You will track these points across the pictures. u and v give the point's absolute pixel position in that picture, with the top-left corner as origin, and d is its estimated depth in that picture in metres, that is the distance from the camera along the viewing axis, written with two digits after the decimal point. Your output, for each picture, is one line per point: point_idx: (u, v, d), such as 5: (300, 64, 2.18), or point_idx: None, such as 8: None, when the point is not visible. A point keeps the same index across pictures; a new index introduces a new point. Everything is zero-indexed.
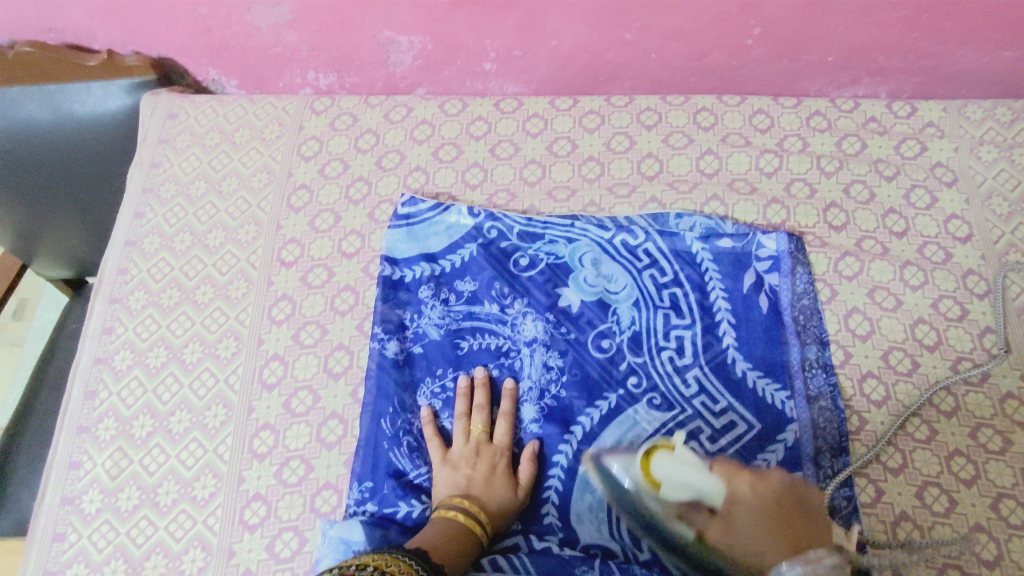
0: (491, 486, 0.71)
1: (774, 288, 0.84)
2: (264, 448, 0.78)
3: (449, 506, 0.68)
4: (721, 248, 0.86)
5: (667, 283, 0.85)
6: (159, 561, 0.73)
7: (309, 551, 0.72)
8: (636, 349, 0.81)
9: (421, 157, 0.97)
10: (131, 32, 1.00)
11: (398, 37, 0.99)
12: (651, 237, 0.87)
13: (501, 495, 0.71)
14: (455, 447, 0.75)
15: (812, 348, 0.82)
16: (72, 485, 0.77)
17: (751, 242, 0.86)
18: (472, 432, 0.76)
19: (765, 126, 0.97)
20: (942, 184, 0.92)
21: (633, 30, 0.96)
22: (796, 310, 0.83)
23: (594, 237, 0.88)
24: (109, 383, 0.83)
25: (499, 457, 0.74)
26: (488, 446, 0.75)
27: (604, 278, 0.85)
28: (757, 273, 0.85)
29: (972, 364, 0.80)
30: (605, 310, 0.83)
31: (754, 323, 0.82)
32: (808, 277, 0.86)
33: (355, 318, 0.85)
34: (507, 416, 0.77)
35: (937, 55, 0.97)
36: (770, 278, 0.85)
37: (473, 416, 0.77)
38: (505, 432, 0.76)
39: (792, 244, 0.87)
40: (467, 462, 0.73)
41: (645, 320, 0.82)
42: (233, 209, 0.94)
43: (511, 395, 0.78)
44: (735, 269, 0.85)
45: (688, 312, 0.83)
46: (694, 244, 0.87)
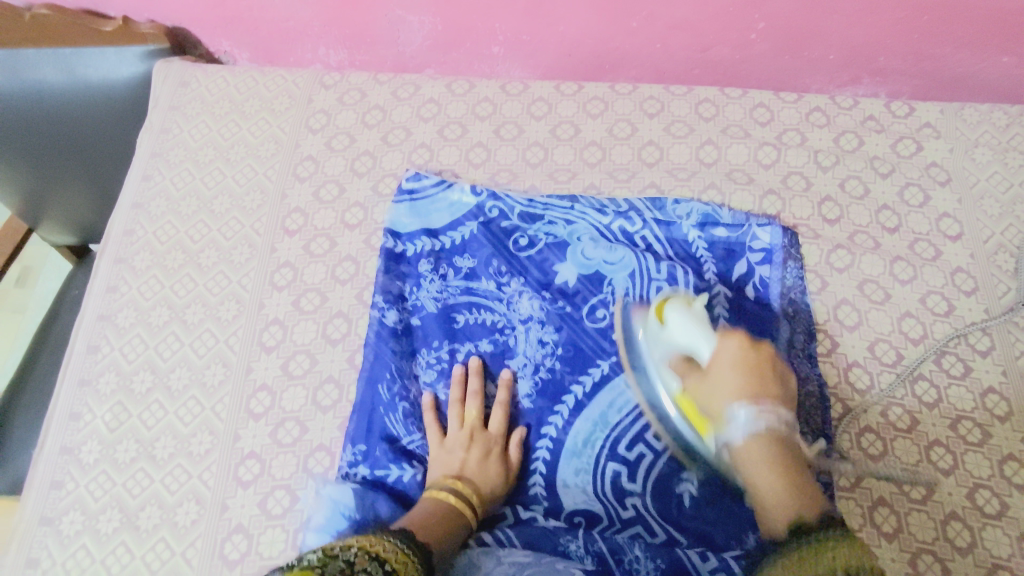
0: (483, 472, 0.72)
1: (767, 279, 0.86)
2: (261, 408, 0.80)
3: (439, 488, 0.69)
4: (716, 237, 0.88)
5: (665, 256, 0.85)
6: (153, 512, 0.75)
7: (301, 509, 0.74)
8: (630, 320, 0.81)
9: (427, 134, 0.99)
10: (147, 1, 1.02)
11: (409, 16, 1.01)
12: (649, 225, 0.89)
13: (492, 479, 0.72)
14: (451, 432, 0.75)
15: (801, 336, 0.83)
16: (72, 435, 0.79)
17: (746, 233, 0.88)
18: (466, 418, 0.76)
19: (766, 119, 0.99)
20: (936, 183, 0.94)
21: (640, 19, 0.98)
22: (787, 301, 0.85)
23: (593, 220, 0.89)
24: (111, 338, 0.85)
25: (494, 444, 0.74)
26: (483, 432, 0.75)
27: (601, 254, 0.86)
28: (749, 264, 0.87)
29: (955, 357, 0.82)
30: (601, 283, 0.84)
31: (747, 309, 0.83)
32: (798, 271, 0.87)
33: (355, 287, 0.87)
34: (504, 404, 0.78)
35: (937, 57, 0.98)
36: (763, 269, 0.86)
37: (468, 403, 0.77)
38: (501, 421, 0.76)
39: (786, 239, 0.88)
40: (461, 446, 0.74)
41: (640, 290, 0.83)
42: (240, 176, 0.95)
43: (506, 384, 0.79)
44: (728, 258, 0.87)
45: (685, 284, 0.82)
46: (690, 233, 0.89)
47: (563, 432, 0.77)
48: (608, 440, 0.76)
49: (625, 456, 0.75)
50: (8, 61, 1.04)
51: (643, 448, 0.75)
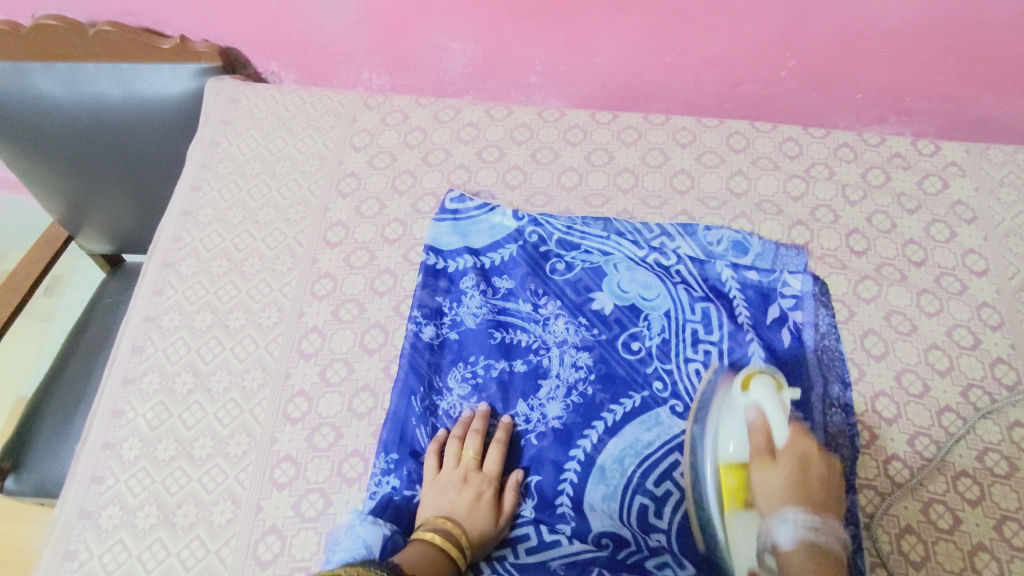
0: (474, 514, 0.72)
1: (801, 323, 0.87)
2: (298, 413, 0.82)
3: (430, 528, 0.69)
4: (749, 280, 0.90)
5: (699, 297, 0.87)
6: (190, 510, 0.76)
7: (333, 513, 0.75)
8: (665, 356, 0.84)
9: (466, 156, 1.02)
10: (204, 22, 1.07)
11: (452, 44, 1.05)
12: (684, 261, 0.91)
13: (483, 523, 0.72)
14: (446, 469, 0.76)
15: (835, 386, 0.83)
16: (115, 431, 0.82)
17: (777, 279, 0.90)
18: (462, 457, 0.76)
19: (794, 152, 1.01)
20: (961, 220, 0.96)
21: (675, 53, 1.02)
22: (821, 350, 0.85)
23: (628, 252, 0.92)
24: (155, 339, 0.88)
25: (485, 488, 0.75)
26: (477, 474, 0.75)
27: (637, 287, 0.89)
28: (781, 309, 0.88)
29: (982, 391, 0.83)
30: (637, 315, 0.87)
31: (777, 356, 0.85)
32: (829, 319, 0.88)
33: (393, 300, 0.89)
34: (501, 444, 0.78)
35: (962, 98, 1.02)
36: (795, 315, 0.88)
37: (466, 442, 0.78)
38: (496, 460, 0.77)
39: (817, 288, 0.90)
40: (454, 487, 0.74)
41: (674, 330, 0.85)
42: (284, 189, 0.99)
43: (506, 426, 0.79)
44: (761, 300, 0.89)
45: (718, 329, 0.85)
46: (724, 272, 0.91)
47: (594, 451, 0.78)
48: (639, 463, 0.77)
49: (652, 487, 0.76)
50: (69, 74, 1.09)
51: (671, 486, 0.76)
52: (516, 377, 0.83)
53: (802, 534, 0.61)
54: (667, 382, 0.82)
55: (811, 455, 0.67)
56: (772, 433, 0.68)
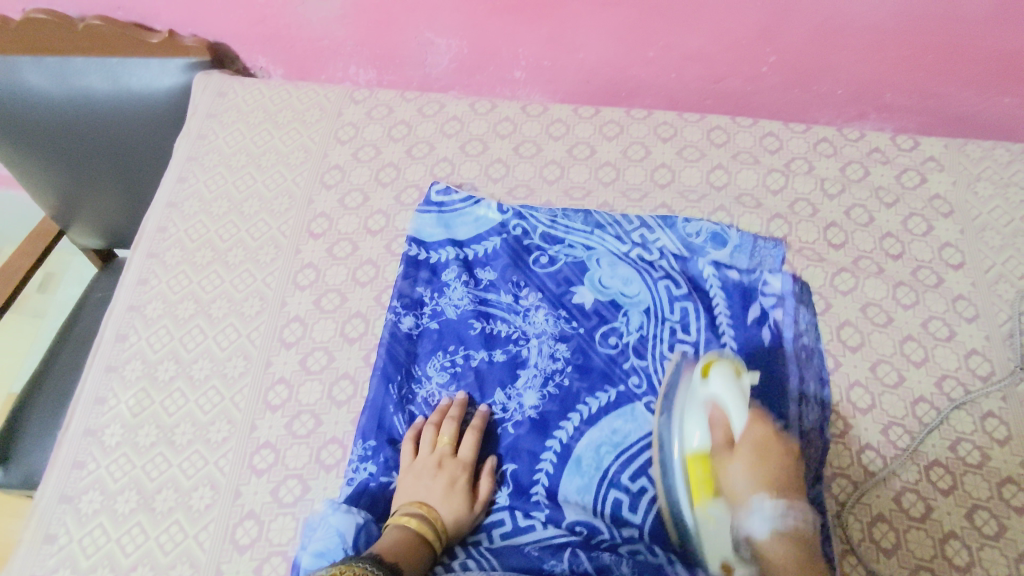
0: (449, 500, 0.73)
1: (782, 321, 0.87)
2: (278, 400, 0.82)
3: (406, 513, 0.70)
4: (730, 278, 0.90)
5: (680, 295, 0.88)
6: (169, 495, 0.77)
7: (311, 499, 0.76)
8: (641, 354, 0.84)
9: (449, 150, 1.03)
10: (192, 17, 1.08)
11: (438, 39, 1.06)
12: (666, 258, 0.92)
13: (458, 509, 0.73)
14: (421, 454, 0.77)
15: (812, 387, 0.83)
16: (96, 418, 0.82)
17: (758, 279, 0.90)
18: (438, 444, 0.77)
19: (774, 147, 1.02)
20: (939, 214, 0.97)
21: (657, 49, 1.03)
22: (799, 348, 0.85)
23: (611, 247, 0.93)
24: (139, 328, 0.89)
25: (460, 474, 0.75)
26: (452, 460, 0.76)
27: (619, 283, 0.89)
28: (761, 307, 0.88)
29: (956, 382, 0.84)
30: (617, 310, 0.87)
31: (754, 353, 0.84)
32: (809, 319, 0.88)
33: (375, 290, 0.90)
34: (476, 431, 0.78)
35: (940, 95, 1.03)
36: (775, 313, 0.87)
37: (442, 428, 0.78)
38: (470, 447, 0.77)
39: (797, 287, 0.90)
40: (429, 473, 0.75)
41: (653, 329, 0.86)
42: (270, 181, 1.00)
43: (482, 414, 0.80)
44: (742, 300, 0.88)
45: (696, 329, 0.85)
46: (706, 269, 0.91)
47: (571, 441, 0.79)
48: (615, 454, 0.78)
49: (627, 478, 0.77)
50: (58, 68, 1.10)
51: (645, 476, 0.77)
52: (495, 367, 0.84)
53: (774, 526, 0.66)
54: (643, 381, 0.82)
55: (766, 437, 0.72)
56: (732, 422, 0.72)
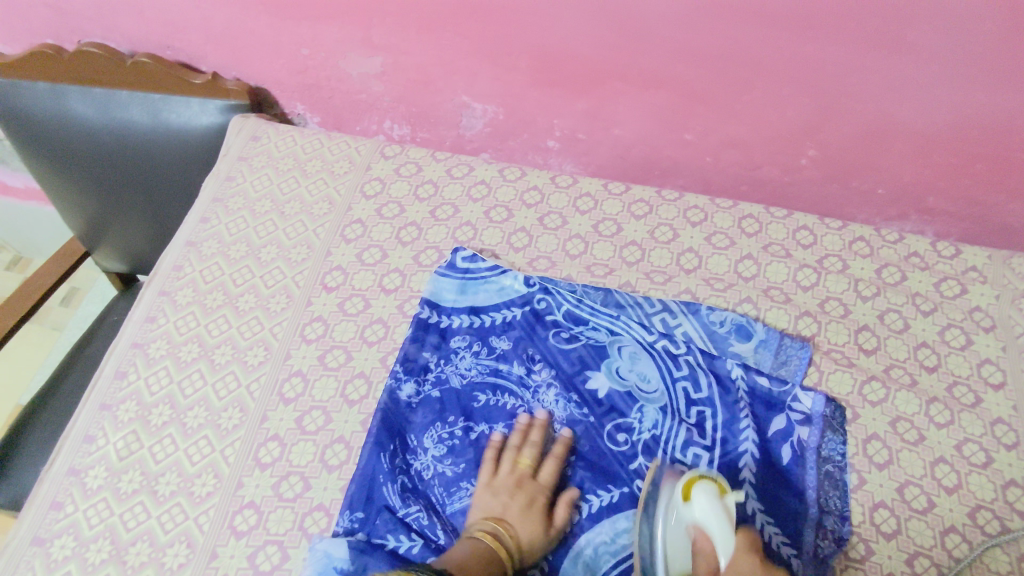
0: (527, 519, 0.72)
1: (806, 434, 0.82)
2: (268, 459, 0.79)
3: (480, 529, 0.70)
4: (758, 385, 0.85)
5: (699, 399, 0.84)
6: (143, 549, 0.74)
7: (288, 570, 0.72)
8: (652, 454, 0.79)
9: (473, 214, 1.02)
10: (238, 61, 1.10)
11: (474, 103, 1.07)
12: (693, 351, 0.87)
13: (533, 528, 0.72)
14: (500, 474, 0.76)
15: (830, 517, 0.77)
16: (82, 457, 0.80)
17: (787, 392, 0.85)
18: (519, 464, 0.77)
19: (807, 242, 0.99)
20: (979, 328, 0.92)
21: (693, 132, 1.02)
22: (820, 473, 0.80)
23: (637, 335, 0.88)
24: (139, 367, 0.87)
25: (539, 494, 0.75)
26: (532, 481, 0.75)
27: (637, 375, 0.85)
28: (788, 421, 0.83)
29: (991, 514, 0.77)
30: (632, 404, 0.83)
31: (771, 468, 0.80)
32: (840, 447, 0.82)
33: (381, 350, 0.88)
34: (557, 457, 0.78)
35: (985, 203, 0.99)
36: (802, 430, 0.82)
37: (524, 449, 0.78)
38: (551, 472, 0.76)
39: (828, 409, 0.84)
40: (508, 491, 0.74)
41: (667, 428, 0.81)
42: (291, 229, 1.00)
43: (565, 440, 0.79)
44: (764, 408, 0.84)
45: (711, 435, 0.81)
46: (734, 369, 0.86)
47: (569, 537, 0.74)
48: (613, 558, 0.73)
49: None
50: (103, 99, 1.13)
51: None
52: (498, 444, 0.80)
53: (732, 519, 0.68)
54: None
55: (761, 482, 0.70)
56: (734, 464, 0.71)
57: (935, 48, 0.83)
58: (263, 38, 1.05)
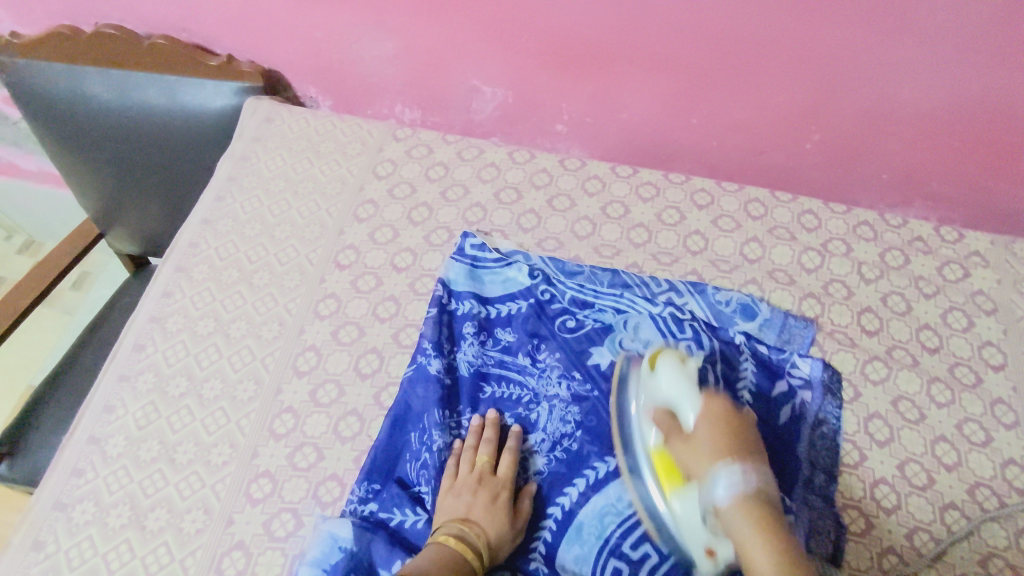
0: (492, 516, 0.71)
1: (808, 403, 0.84)
2: (283, 429, 0.81)
3: (446, 532, 0.69)
4: (760, 353, 0.87)
5: None
6: (162, 514, 0.76)
7: (302, 536, 0.74)
8: None
9: (483, 195, 1.04)
10: (251, 44, 1.12)
11: (484, 87, 1.08)
12: (698, 323, 0.88)
13: (500, 525, 0.71)
14: (460, 475, 0.75)
15: (823, 477, 0.79)
16: (102, 426, 0.82)
17: (786, 359, 0.87)
18: (477, 462, 0.76)
19: (812, 225, 1.01)
20: (980, 311, 0.93)
21: (701, 116, 1.03)
22: (818, 435, 0.82)
23: (642, 308, 0.90)
24: (156, 340, 0.89)
25: (501, 490, 0.74)
26: (491, 478, 0.75)
27: (641, 346, 0.87)
28: (789, 384, 0.85)
29: (989, 491, 0.79)
30: None
31: (773, 429, 0.81)
32: (836, 409, 0.84)
33: (392, 327, 0.90)
34: (513, 451, 0.78)
35: (989, 189, 1.01)
36: (803, 394, 0.84)
37: (480, 447, 0.78)
38: (509, 465, 0.76)
39: (827, 374, 0.86)
40: (469, 490, 0.74)
41: None
42: (304, 209, 1.01)
43: (517, 433, 0.79)
44: (767, 376, 0.85)
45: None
46: (738, 337, 0.88)
47: (574, 507, 0.75)
48: (619, 523, 0.74)
49: (629, 553, 0.72)
50: (119, 81, 1.14)
51: (648, 548, 0.73)
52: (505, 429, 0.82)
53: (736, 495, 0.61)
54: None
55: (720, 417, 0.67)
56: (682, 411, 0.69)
57: (942, 32, 0.84)
58: (277, 21, 1.07)
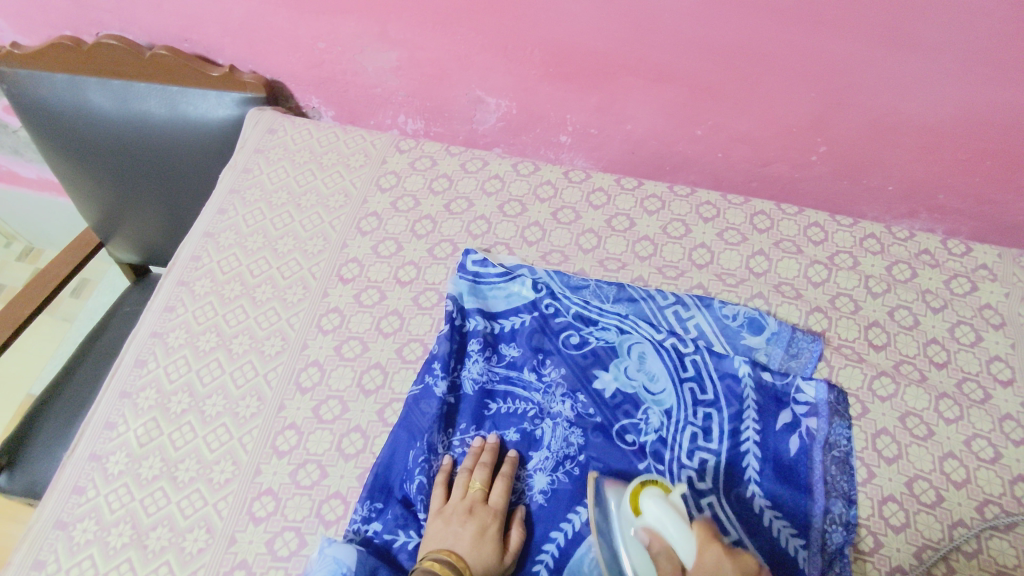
0: (480, 548, 0.70)
1: (815, 431, 0.82)
2: (286, 447, 0.81)
3: (432, 558, 0.68)
4: (764, 381, 0.85)
5: (704, 401, 0.84)
6: (164, 533, 0.75)
7: (305, 555, 0.73)
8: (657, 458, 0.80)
9: (487, 208, 1.03)
10: (254, 55, 1.11)
11: (488, 98, 1.08)
12: (702, 351, 0.87)
13: (488, 557, 0.70)
14: (452, 500, 0.75)
15: (838, 501, 0.78)
16: (103, 443, 0.82)
17: (791, 384, 0.86)
18: (470, 488, 0.76)
19: (818, 239, 1.00)
20: (988, 325, 0.93)
21: (707, 128, 1.03)
22: (827, 465, 0.80)
23: (646, 333, 0.89)
24: (158, 355, 0.88)
25: (491, 520, 0.73)
26: (483, 506, 0.74)
27: (644, 376, 0.86)
28: (794, 414, 0.84)
29: (999, 509, 0.78)
30: (637, 407, 0.84)
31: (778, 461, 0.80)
32: (845, 433, 0.83)
33: (396, 342, 0.89)
34: (507, 478, 0.77)
35: (997, 201, 1.00)
36: (808, 422, 0.83)
37: (475, 473, 0.77)
38: (502, 494, 0.75)
39: (832, 396, 0.85)
40: (459, 519, 0.73)
41: (671, 430, 0.82)
42: (307, 222, 1.01)
43: (512, 460, 0.79)
44: (773, 404, 0.84)
45: (718, 437, 0.81)
46: (742, 367, 0.86)
47: (579, 525, 0.75)
48: None
49: None
50: (121, 91, 1.14)
51: None
52: (506, 448, 0.81)
53: None
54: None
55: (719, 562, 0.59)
56: (678, 552, 0.63)
57: (949, 44, 0.83)
58: (280, 31, 1.06)
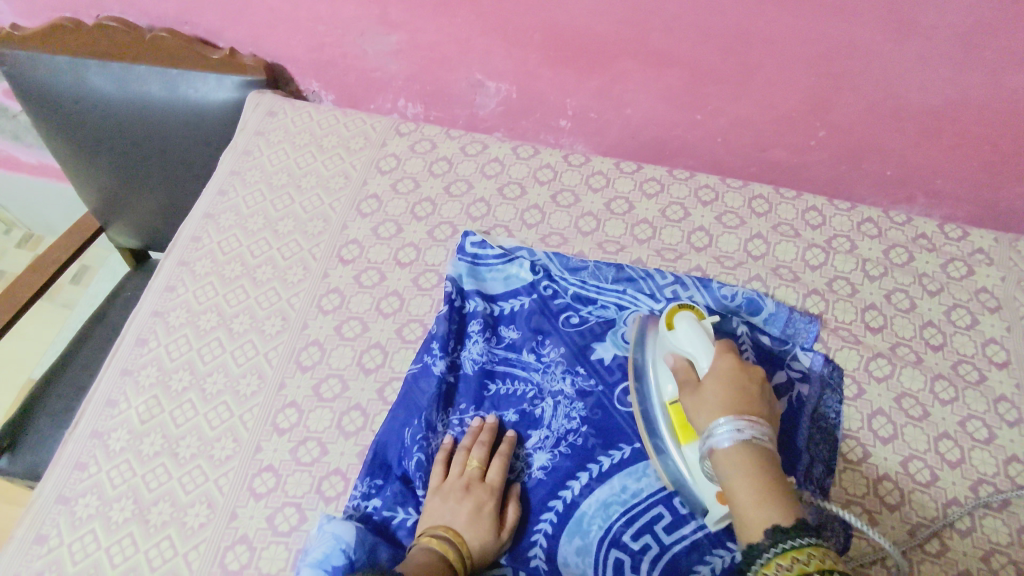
0: (477, 525, 0.71)
1: (806, 396, 0.84)
2: (287, 424, 0.81)
3: (429, 536, 0.69)
4: (761, 343, 0.88)
5: None
6: (165, 509, 0.76)
7: (306, 530, 0.74)
8: None
9: (487, 191, 1.03)
10: (255, 37, 1.11)
11: (488, 82, 1.08)
12: None
13: (486, 533, 0.71)
14: (449, 478, 0.75)
15: (818, 466, 0.79)
16: (104, 421, 0.82)
17: (788, 350, 0.87)
18: (467, 467, 0.76)
19: (816, 222, 1.01)
20: (984, 309, 0.93)
21: (705, 112, 1.03)
22: (817, 425, 0.82)
23: (645, 305, 0.90)
24: (159, 335, 0.89)
25: (488, 498, 0.73)
26: (480, 484, 0.74)
27: None
28: (788, 377, 0.85)
29: (992, 488, 0.79)
30: None
31: None
32: (837, 404, 0.84)
33: (396, 322, 0.89)
34: (504, 456, 0.77)
35: (993, 186, 1.01)
36: (800, 386, 0.85)
37: (472, 451, 0.77)
38: (498, 472, 0.76)
39: (827, 368, 0.86)
40: (456, 496, 0.73)
41: None
42: (307, 203, 1.01)
43: (510, 439, 0.79)
44: (767, 365, 0.86)
45: None
46: (740, 327, 0.88)
47: (577, 498, 0.75)
48: (625, 513, 0.74)
49: (629, 544, 0.73)
50: (121, 74, 1.14)
51: (649, 540, 0.73)
52: (505, 427, 0.81)
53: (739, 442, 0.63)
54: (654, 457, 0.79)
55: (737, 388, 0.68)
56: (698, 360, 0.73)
57: (946, 27, 0.83)
58: (279, 13, 1.06)
